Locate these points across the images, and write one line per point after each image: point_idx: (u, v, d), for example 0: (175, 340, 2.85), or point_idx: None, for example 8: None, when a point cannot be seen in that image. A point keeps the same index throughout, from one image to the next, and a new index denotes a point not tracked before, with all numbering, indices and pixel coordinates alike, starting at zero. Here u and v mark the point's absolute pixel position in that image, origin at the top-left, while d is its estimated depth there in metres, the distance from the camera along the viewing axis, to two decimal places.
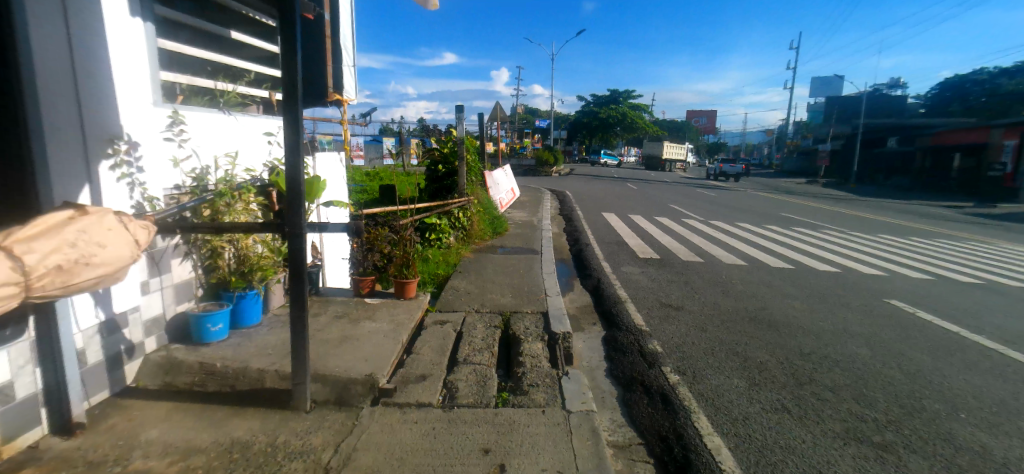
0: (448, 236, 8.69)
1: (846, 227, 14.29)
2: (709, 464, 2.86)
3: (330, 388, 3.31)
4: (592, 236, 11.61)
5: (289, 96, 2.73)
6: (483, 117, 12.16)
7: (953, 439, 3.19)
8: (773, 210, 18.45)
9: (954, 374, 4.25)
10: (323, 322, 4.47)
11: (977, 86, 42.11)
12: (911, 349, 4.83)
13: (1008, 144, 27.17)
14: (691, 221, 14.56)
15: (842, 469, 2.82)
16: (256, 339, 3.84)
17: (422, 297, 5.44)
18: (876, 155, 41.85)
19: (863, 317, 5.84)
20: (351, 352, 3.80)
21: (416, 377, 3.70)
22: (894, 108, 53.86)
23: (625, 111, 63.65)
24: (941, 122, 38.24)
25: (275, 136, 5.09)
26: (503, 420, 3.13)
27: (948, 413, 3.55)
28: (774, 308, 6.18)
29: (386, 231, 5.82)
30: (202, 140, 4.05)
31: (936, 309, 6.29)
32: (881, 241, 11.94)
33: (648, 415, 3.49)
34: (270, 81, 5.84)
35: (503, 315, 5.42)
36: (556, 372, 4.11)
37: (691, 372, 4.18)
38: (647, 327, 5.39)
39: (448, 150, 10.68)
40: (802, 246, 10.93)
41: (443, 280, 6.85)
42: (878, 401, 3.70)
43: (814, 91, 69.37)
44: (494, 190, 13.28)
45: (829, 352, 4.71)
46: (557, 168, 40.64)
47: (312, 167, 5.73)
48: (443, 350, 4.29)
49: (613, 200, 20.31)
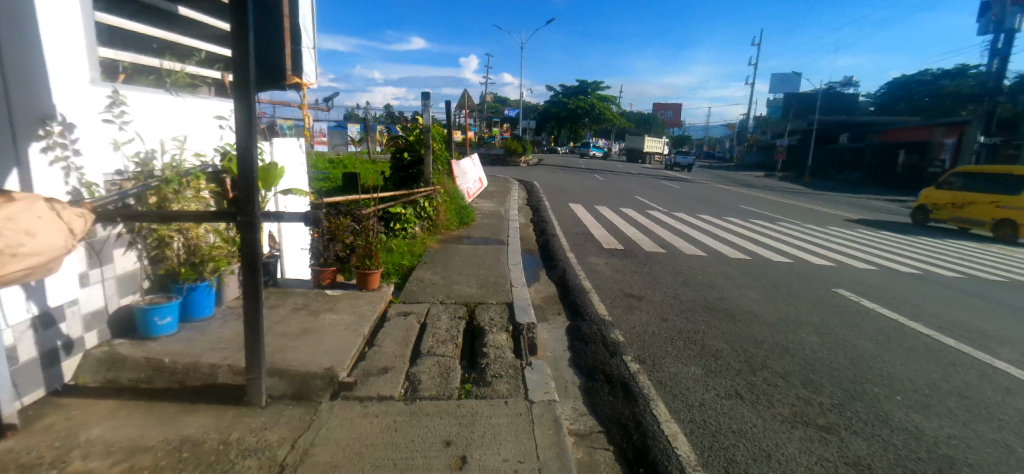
0: (413, 226, 8.56)
1: (801, 219, 14.92)
2: (667, 449, 2.94)
3: (288, 383, 3.22)
4: (559, 227, 11.71)
5: (240, 79, 2.58)
6: (450, 105, 11.99)
7: (890, 420, 3.39)
8: (733, 202, 19.08)
9: (894, 359, 4.51)
10: (281, 314, 4.34)
11: (922, 87, 44.63)
12: (856, 336, 5.09)
13: (948, 142, 28.97)
14: (655, 213, 14.88)
15: (789, 451, 2.96)
16: (209, 333, 3.69)
17: (385, 289, 5.36)
18: (829, 151, 43.85)
19: (814, 307, 6.11)
20: (310, 346, 3.70)
21: (377, 370, 3.64)
22: (846, 106, 56.44)
23: (593, 103, 64.25)
24: (889, 120, 40.38)
25: (228, 120, 4.87)
26: (465, 412, 3.12)
27: (887, 396, 3.77)
28: (731, 298, 6.39)
29: (348, 221, 5.64)
30: (146, 123, 3.83)
31: (880, 298, 6.65)
32: (831, 234, 12.53)
33: (609, 403, 3.56)
34: (223, 61, 5.56)
35: (468, 306, 5.40)
36: (519, 362, 4.13)
37: (651, 361, 4.28)
38: (610, 317, 5.48)
39: (414, 138, 10.49)
40: (759, 237, 11.33)
41: (408, 271, 6.75)
42: (824, 386, 3.89)
43: (774, 88, 71.73)
44: (461, 179, 13.17)
45: (781, 340, 4.90)
46: (525, 157, 40.72)
47: (269, 153, 5.52)
48: (405, 342, 4.23)
49: (580, 190, 20.54)
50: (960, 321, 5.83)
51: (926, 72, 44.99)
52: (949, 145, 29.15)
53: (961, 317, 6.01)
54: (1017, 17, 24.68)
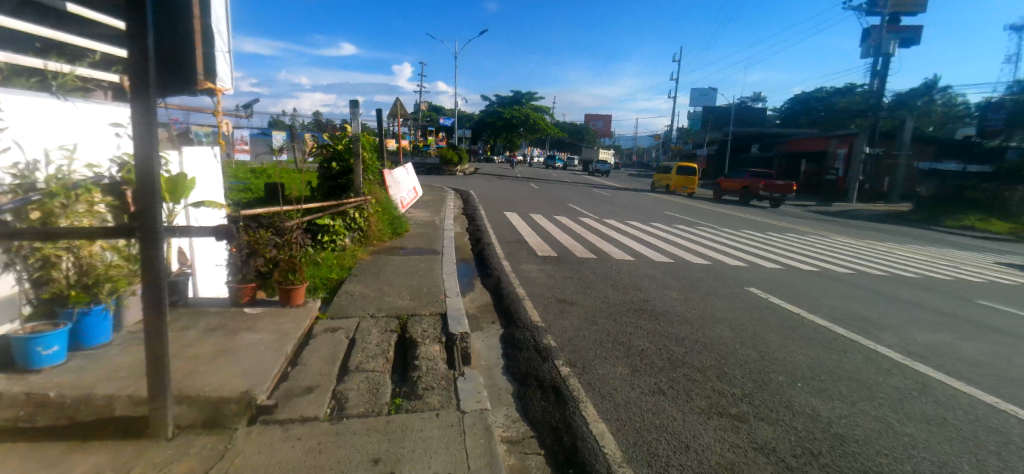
0: (342, 238, 8.29)
1: (719, 224, 15.98)
2: (595, 449, 3.03)
3: (198, 410, 2.98)
4: (494, 235, 11.75)
5: (137, 79, 2.29)
6: (381, 113, 11.72)
7: (792, 405, 3.71)
8: (658, 208, 20.11)
9: (796, 350, 4.94)
10: (191, 337, 4.02)
11: (819, 103, 49.93)
12: (765, 330, 5.52)
13: (840, 152, 32.53)
14: (588, 220, 15.33)
15: (706, 441, 3.15)
16: (106, 360, 3.37)
17: (311, 304, 5.15)
18: (742, 160, 47.79)
19: (729, 304, 6.58)
20: (225, 368, 3.48)
21: (301, 389, 3.48)
22: (756, 119, 61.91)
23: (528, 112, 65.39)
24: (792, 133, 44.74)
25: (127, 128, 4.47)
26: (395, 427, 3.05)
27: (790, 383, 4.12)
28: (656, 299, 6.71)
29: (269, 234, 5.23)
30: (25, 130, 3.44)
31: (784, 294, 7.27)
32: (744, 236, 13.55)
33: (541, 408, 3.62)
34: (120, 62, 5.07)
35: (400, 319, 5.27)
36: (452, 373, 4.11)
37: (581, 363, 4.41)
38: (543, 322, 5.58)
39: (342, 147, 10.06)
40: (681, 241, 12.02)
41: (337, 285, 6.50)
42: (736, 378, 4.19)
43: (693, 102, 76.95)
44: (395, 189, 12.93)
45: (700, 337, 5.23)
46: (462, 166, 40.72)
47: (177, 164, 5.11)
48: (333, 358, 4.08)
49: (516, 198, 20.80)
50: (852, 313, 6.47)
51: (821, 90, 50.52)
52: (842, 154, 32.66)
53: (853, 309, 6.68)
54: (890, 43, 28.24)
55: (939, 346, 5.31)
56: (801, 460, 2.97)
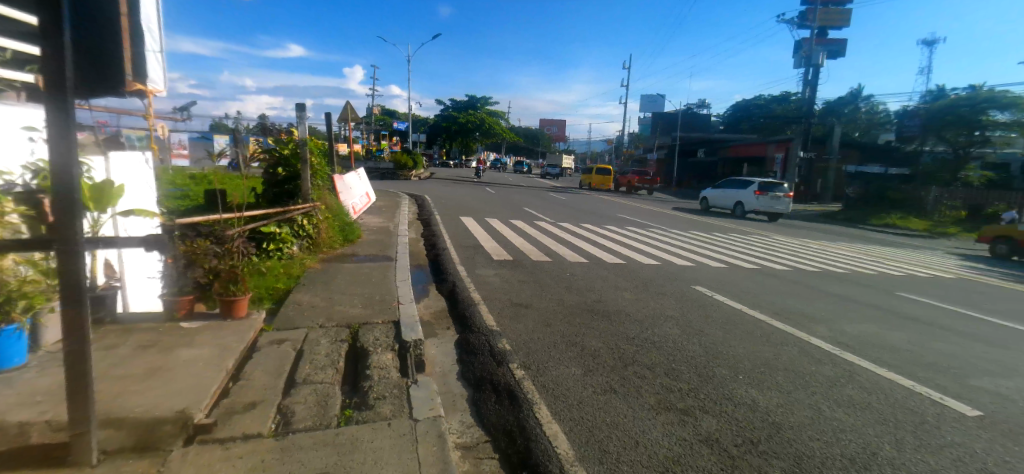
0: (290, 246, 7.98)
1: (669, 226, 16.56)
2: (548, 449, 3.07)
3: (126, 435, 2.78)
4: (450, 240, 11.68)
5: (51, 82, 2.06)
6: (330, 117, 11.38)
7: (733, 397, 3.89)
8: (611, 211, 20.60)
9: (737, 344, 5.19)
10: (120, 355, 3.76)
11: (759, 110, 53.00)
12: (710, 326, 5.77)
13: (777, 157, 34.64)
14: (543, 224, 15.46)
15: (654, 436, 3.25)
16: (20, 385, 3.11)
17: (255, 316, 4.95)
18: (688, 164, 50.17)
19: (677, 303, 6.82)
20: (159, 388, 3.28)
21: (243, 406, 3.31)
22: (702, 125, 64.88)
23: (483, 117, 65.60)
24: (735, 138, 47.31)
25: (41, 132, 4.13)
26: (344, 439, 2.97)
27: (732, 377, 4.31)
28: (608, 300, 6.87)
29: (209, 244, 4.85)
30: None
31: (728, 291, 7.63)
32: (692, 237, 14.10)
33: (495, 412, 3.63)
34: (34, 62, 4.67)
35: (351, 328, 5.14)
36: (405, 381, 4.05)
37: (535, 366, 4.44)
38: (497, 326, 5.58)
39: (289, 151, 9.67)
40: (633, 243, 12.36)
41: (284, 295, 6.25)
42: (682, 373, 4.35)
43: (643, 107, 79.29)
44: (347, 195, 12.62)
45: (650, 335, 5.40)
46: (419, 171, 40.51)
47: (100, 171, 4.76)
48: (278, 372, 3.92)
49: (473, 203, 20.81)
50: (789, 307, 6.87)
51: (760, 98, 53.71)
52: (779, 159, 34.57)
53: (790, 303, 7.09)
54: (819, 55, 30.34)
55: (865, 336, 5.72)
56: (741, 448, 3.12)
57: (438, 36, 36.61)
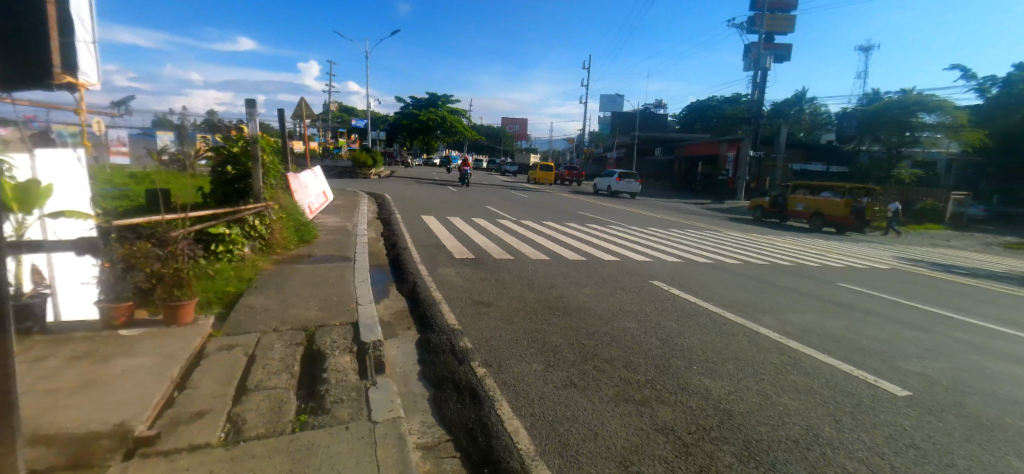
0: (240, 247, 7.62)
1: (628, 223, 16.92)
2: (509, 445, 3.07)
3: (57, 453, 2.59)
4: (410, 239, 11.51)
5: None
6: (283, 113, 10.96)
7: (688, 386, 4.02)
8: (573, 209, 20.86)
9: (691, 335, 5.37)
10: (51, 366, 3.51)
11: (711, 111, 55.05)
12: (666, 320, 5.93)
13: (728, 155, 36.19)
14: (505, 222, 15.48)
15: (613, 427, 3.32)
16: None
17: (202, 322, 4.71)
18: (644, 163, 51.68)
19: (634, 297, 6.98)
20: (96, 402, 3.07)
21: (190, 416, 3.15)
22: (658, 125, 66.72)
23: (443, 115, 65.13)
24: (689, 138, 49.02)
25: None
26: (300, 446, 2.87)
27: (687, 367, 4.46)
28: (569, 297, 6.94)
29: (149, 247, 4.55)
30: None
31: (683, 285, 7.88)
32: (649, 233, 14.46)
33: (456, 411, 3.60)
34: None
35: (307, 331, 4.99)
36: (363, 383, 3.96)
37: (496, 363, 4.44)
38: (459, 325, 5.55)
39: (238, 148, 9.23)
40: (593, 240, 12.55)
41: (234, 299, 5.97)
42: (639, 366, 4.45)
43: (602, 107, 80.62)
44: (302, 194, 12.22)
45: (609, 329, 5.50)
46: (379, 170, 39.94)
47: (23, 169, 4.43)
48: (228, 379, 3.75)
49: (435, 202, 20.60)
50: (740, 299, 7.16)
51: (712, 100, 55.78)
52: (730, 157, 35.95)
53: (740, 295, 7.40)
54: (766, 58, 31.77)
55: (809, 325, 6.02)
56: (694, 435, 3.23)
57: (398, 33, 36.04)
